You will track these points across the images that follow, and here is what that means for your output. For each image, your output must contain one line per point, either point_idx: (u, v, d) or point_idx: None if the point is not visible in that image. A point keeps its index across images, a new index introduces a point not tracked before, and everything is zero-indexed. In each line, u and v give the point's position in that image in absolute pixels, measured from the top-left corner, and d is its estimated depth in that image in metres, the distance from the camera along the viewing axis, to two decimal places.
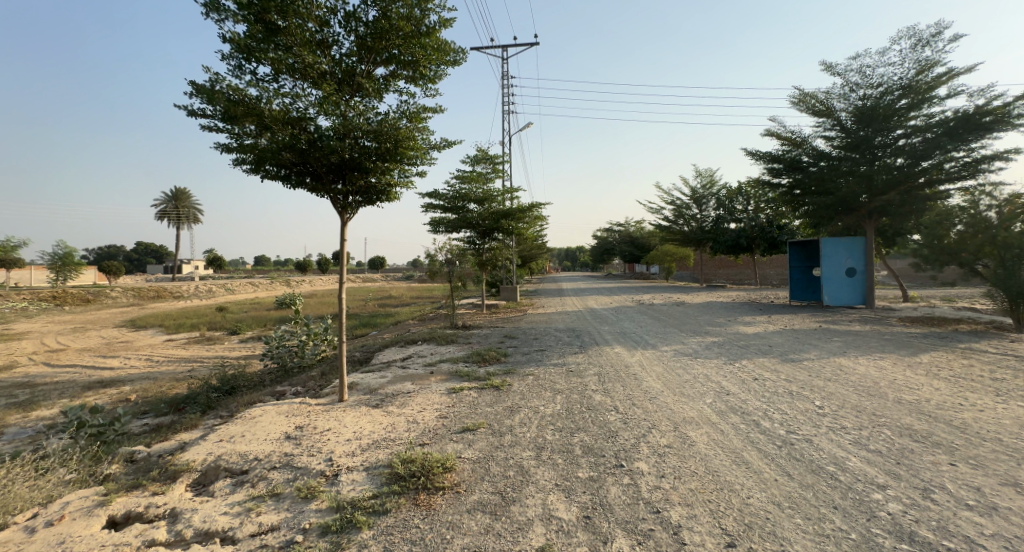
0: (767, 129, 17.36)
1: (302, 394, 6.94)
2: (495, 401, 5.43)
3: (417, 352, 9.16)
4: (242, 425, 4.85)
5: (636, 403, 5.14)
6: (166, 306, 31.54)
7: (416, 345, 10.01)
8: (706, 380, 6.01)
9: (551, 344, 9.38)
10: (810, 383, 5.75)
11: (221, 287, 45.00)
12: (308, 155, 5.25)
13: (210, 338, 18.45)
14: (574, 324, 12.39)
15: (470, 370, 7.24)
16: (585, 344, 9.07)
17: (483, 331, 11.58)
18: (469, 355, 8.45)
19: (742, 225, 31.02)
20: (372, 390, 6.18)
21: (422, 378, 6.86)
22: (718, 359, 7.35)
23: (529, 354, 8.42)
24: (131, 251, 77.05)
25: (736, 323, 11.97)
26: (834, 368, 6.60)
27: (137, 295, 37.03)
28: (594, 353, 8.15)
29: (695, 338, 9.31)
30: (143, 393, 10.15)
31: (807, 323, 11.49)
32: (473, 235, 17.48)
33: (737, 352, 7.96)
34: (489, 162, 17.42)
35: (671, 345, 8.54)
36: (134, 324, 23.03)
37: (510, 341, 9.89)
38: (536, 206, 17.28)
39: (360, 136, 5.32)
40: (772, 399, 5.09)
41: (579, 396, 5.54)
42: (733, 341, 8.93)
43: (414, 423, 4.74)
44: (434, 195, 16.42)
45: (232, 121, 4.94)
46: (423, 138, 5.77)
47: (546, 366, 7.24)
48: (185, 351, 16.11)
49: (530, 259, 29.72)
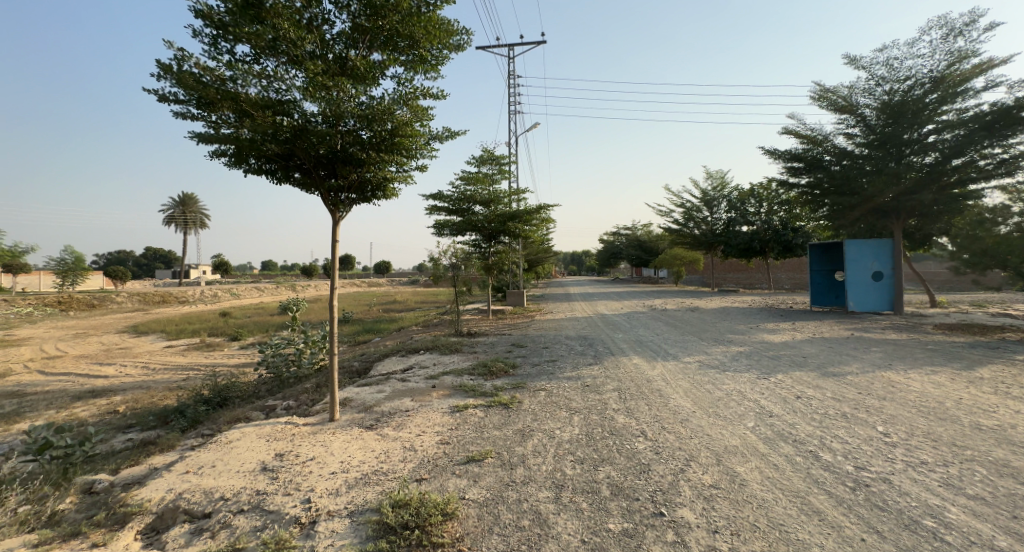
0: (786, 127, 16.63)
1: (292, 411, 6.32)
2: (504, 423, 4.79)
3: (419, 363, 8.53)
4: (215, 450, 4.23)
5: (667, 427, 4.47)
6: (171, 311, 31.18)
7: (419, 354, 9.38)
8: (742, 398, 5.33)
9: (563, 354, 8.72)
10: (863, 402, 5.07)
11: (227, 293, 44.70)
12: (295, 147, 4.67)
13: (210, 345, 17.93)
14: (586, 332, 11.73)
15: (476, 384, 6.60)
16: (599, 355, 8.40)
17: (490, 339, 10.94)
18: (474, 366, 7.81)
19: (755, 228, 30.16)
20: (367, 408, 5.55)
21: (422, 393, 6.22)
22: (750, 373, 6.67)
23: (539, 365, 7.77)
24: (140, 256, 77.33)
25: (760, 330, 11.24)
26: (884, 384, 5.91)
27: (142, 300, 36.77)
28: (611, 365, 7.48)
29: (719, 348, 8.61)
30: (131, 404, 9.57)
31: (837, 331, 10.74)
32: (479, 238, 16.87)
33: (769, 364, 7.27)
34: (495, 163, 16.86)
35: (694, 356, 7.87)
36: (135, 330, 22.61)
37: (518, 351, 9.24)
38: (544, 208, 16.65)
39: (355, 126, 4.75)
40: (825, 424, 4.42)
41: (600, 417, 4.88)
42: (761, 352, 8.22)
43: (411, 451, 4.09)
44: (438, 197, 15.86)
45: (209, 107, 4.35)
46: (423, 127, 5.20)
47: (559, 380, 6.58)
48: (184, 358, 15.57)
49: (537, 263, 29.06)
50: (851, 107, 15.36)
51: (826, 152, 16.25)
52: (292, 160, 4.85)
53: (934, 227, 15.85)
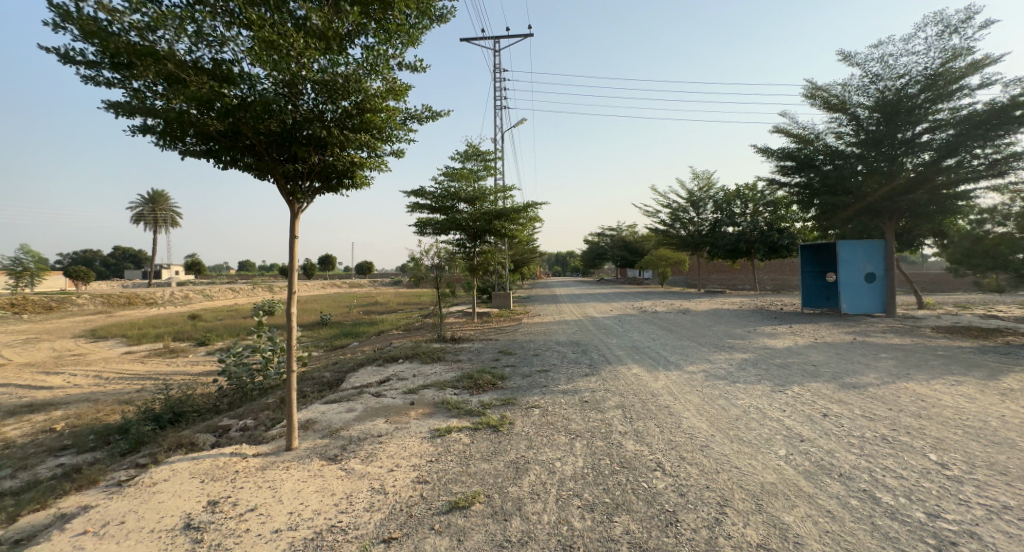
0: (778, 125, 16.24)
1: (246, 435, 5.45)
2: (495, 452, 4.06)
3: (397, 373, 7.74)
4: (133, 493, 3.36)
5: (687, 457, 3.79)
6: (136, 314, 29.47)
7: (398, 363, 8.57)
8: (762, 417, 4.70)
9: (556, 362, 8.01)
10: (899, 422, 4.50)
11: (199, 295, 42.83)
12: (241, 123, 3.84)
13: (173, 351, 16.66)
14: (578, 337, 11.05)
15: (460, 401, 5.85)
16: (595, 363, 7.73)
17: (475, 346, 10.18)
18: (458, 378, 7.05)
19: (741, 228, 30.04)
20: (333, 432, 4.76)
21: (399, 412, 5.44)
22: (763, 385, 6.07)
23: (531, 376, 7.05)
24: (107, 256, 74.38)
25: (759, 334, 10.73)
26: (911, 398, 5.36)
27: (106, 302, 34.87)
28: (609, 376, 6.81)
29: (722, 356, 8.02)
30: (72, 419, 8.47)
31: (839, 335, 10.30)
32: (463, 237, 16.09)
33: (779, 373, 6.69)
34: (480, 159, 16.11)
35: (698, 365, 7.26)
36: (94, 334, 21.20)
37: (506, 359, 8.51)
38: (532, 206, 15.95)
39: (313, 98, 3.94)
40: (868, 451, 3.80)
41: (606, 443, 4.18)
42: (768, 359, 7.67)
43: (380, 494, 3.31)
44: (420, 193, 15.03)
45: (127, 69, 3.44)
46: (399, 104, 4.41)
47: (554, 395, 5.87)
48: (142, 366, 14.34)
49: (522, 263, 28.37)
50: (843, 106, 15.04)
51: (818, 152, 15.91)
52: (238, 141, 4.01)
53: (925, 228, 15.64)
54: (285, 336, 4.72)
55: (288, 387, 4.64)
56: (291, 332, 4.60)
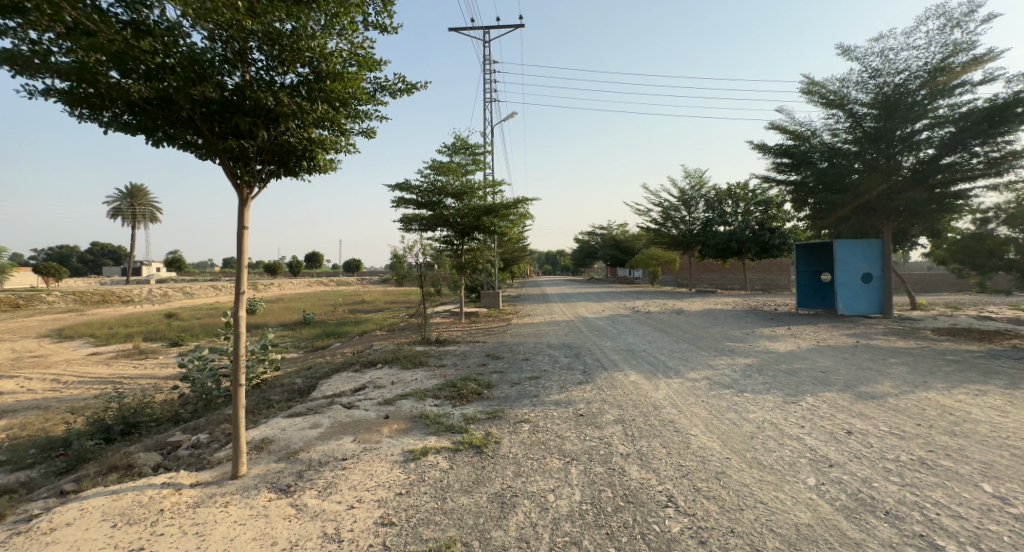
0: (773, 121, 15.88)
1: (194, 456, 4.80)
2: (477, 482, 3.47)
3: (374, 380, 7.11)
4: (21, 544, 2.72)
5: (702, 488, 3.25)
6: (110, 312, 28.36)
7: (376, 368, 7.94)
8: (781, 436, 4.15)
9: (547, 368, 7.45)
10: (935, 440, 3.98)
11: (177, 292, 41.57)
12: (173, 90, 3.22)
13: (143, 353, 15.79)
14: (569, 339, 10.52)
15: (441, 414, 5.26)
16: (589, 370, 7.17)
17: (461, 349, 9.56)
18: (440, 387, 6.45)
19: (733, 228, 29.77)
20: (290, 455, 4.13)
21: (371, 428, 4.83)
22: (772, 394, 5.55)
23: (519, 385, 6.45)
24: (84, 252, 72.44)
25: (759, 336, 10.28)
26: (938, 411, 4.85)
27: (79, 300, 33.65)
28: (605, 385, 6.23)
29: (724, 362, 7.49)
30: (14, 430, 7.70)
31: (842, 338, 9.87)
32: (451, 234, 15.46)
33: (789, 381, 6.17)
34: (469, 153, 15.48)
35: (699, 371, 6.76)
36: (61, 334, 20.17)
37: (494, 364, 7.94)
38: (522, 202, 15.36)
39: (263, 62, 3.33)
40: (910, 480, 3.25)
41: (606, 469, 3.61)
42: (772, 364, 7.18)
43: (333, 543, 2.69)
44: (406, 188, 14.35)
45: (21, 16, 2.79)
46: (370, 74, 3.88)
47: (546, 408, 5.30)
48: (107, 369, 13.50)
49: (512, 262, 27.81)
50: (841, 102, 14.69)
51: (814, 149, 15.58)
52: (171, 112, 3.37)
53: (921, 228, 15.36)
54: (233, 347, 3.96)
55: (235, 404, 3.91)
56: (238, 343, 3.89)
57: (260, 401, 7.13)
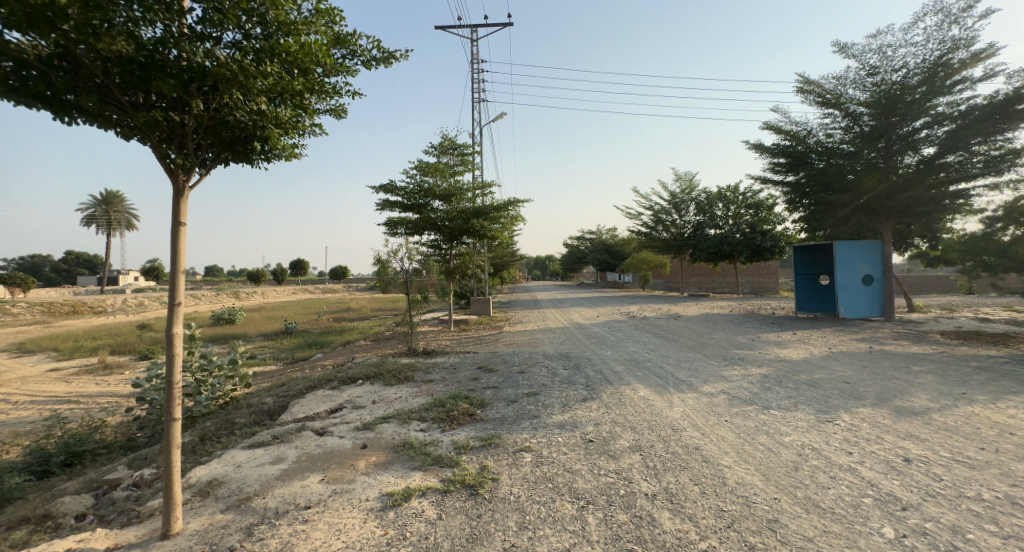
0: (767, 121, 15.45)
1: (130, 502, 4.04)
2: (473, 541, 2.77)
3: (354, 399, 6.38)
4: None
5: (755, 544, 2.59)
6: (80, 324, 27.16)
7: (357, 385, 7.20)
8: (829, 467, 3.51)
9: (546, 383, 6.79)
10: (1013, 470, 3.36)
11: (154, 301, 40.19)
12: (76, 44, 2.51)
13: (110, 368, 14.86)
14: (566, 348, 9.88)
15: (429, 442, 4.55)
16: (592, 384, 6.52)
17: (450, 361, 8.85)
18: (427, 407, 5.73)
19: (724, 231, 29.51)
20: (241, 505, 3.38)
21: (345, 462, 4.11)
22: (801, 409, 4.94)
23: (516, 404, 5.76)
24: (60, 262, 70.39)
25: (766, 343, 9.74)
26: (995, 429, 4.24)
27: (48, 312, 32.24)
28: (612, 402, 5.57)
29: (737, 372, 6.87)
30: None
31: (853, 344, 9.36)
32: (439, 239, 14.78)
33: (814, 393, 5.56)
34: (457, 153, 14.81)
35: (712, 384, 6.15)
36: (26, 349, 19.08)
37: (488, 378, 7.25)
38: (513, 204, 14.72)
39: (196, 12, 2.64)
40: (1009, 530, 2.61)
41: (632, 518, 2.93)
42: (790, 374, 6.59)
43: None
44: (391, 189, 13.62)
45: None
46: (336, 35, 3.27)
47: (548, 433, 4.62)
48: (69, 388, 12.58)
49: (501, 267, 27.23)
50: (838, 101, 14.17)
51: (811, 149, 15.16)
52: (78, 77, 2.66)
53: (920, 228, 15.01)
54: (165, 387, 3.09)
55: (166, 441, 3.09)
56: (171, 370, 3.12)
57: (223, 425, 6.35)
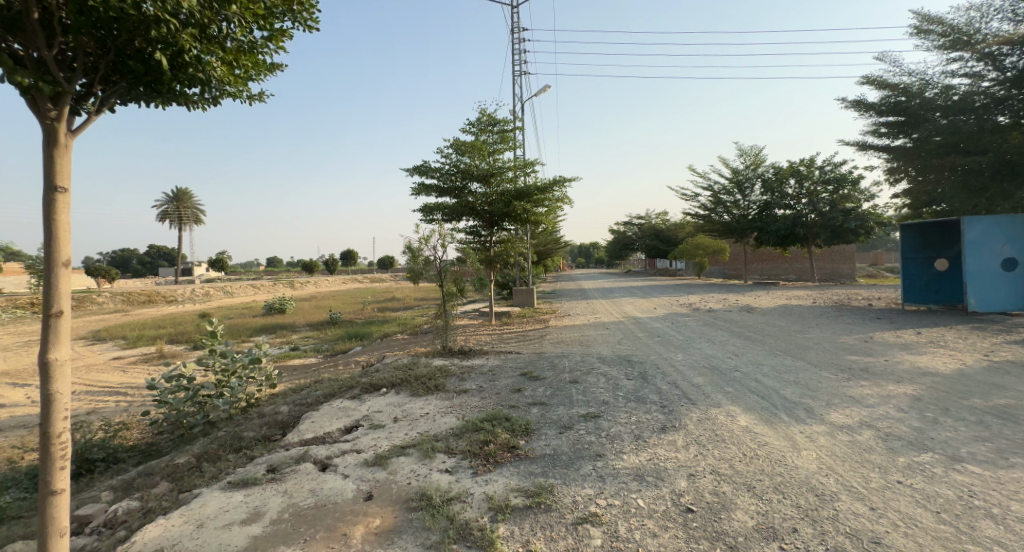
0: (867, 74, 13.00)
1: None
2: None
3: (372, 416, 5.30)
4: None
5: None
6: (150, 313, 28.57)
7: (379, 394, 6.11)
8: None
9: (608, 400, 5.39)
10: None
11: (219, 290, 42.08)
12: None
13: (162, 357, 14.95)
14: (627, 348, 8.41)
15: (456, 494, 3.32)
16: (670, 404, 5.03)
17: (489, 364, 7.58)
18: (457, 433, 4.49)
19: (797, 211, 26.76)
20: None
21: (336, 531, 2.93)
22: (1017, 462, 3.24)
23: (570, 432, 4.40)
24: (144, 254, 76.39)
25: (883, 346, 7.77)
26: None
27: (126, 301, 34.38)
28: (704, 438, 4.07)
29: (869, 392, 5.11)
30: None
31: (1009, 347, 7.21)
32: (478, 224, 13.60)
33: (1014, 432, 3.80)
34: (496, 129, 13.42)
35: (840, 411, 4.51)
36: (97, 337, 20.01)
37: (534, 390, 5.94)
38: (559, 182, 13.20)
39: None
40: None
41: None
42: (952, 396, 4.77)
43: None
44: (425, 171, 12.51)
45: None
46: None
47: (623, 490, 3.23)
48: (119, 380, 12.56)
49: (546, 253, 25.84)
50: (969, 40, 11.60)
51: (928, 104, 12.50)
52: None
53: None
54: (40, 453, 2.11)
55: (44, 525, 2.15)
56: (48, 416, 2.11)
57: (229, 440, 5.44)
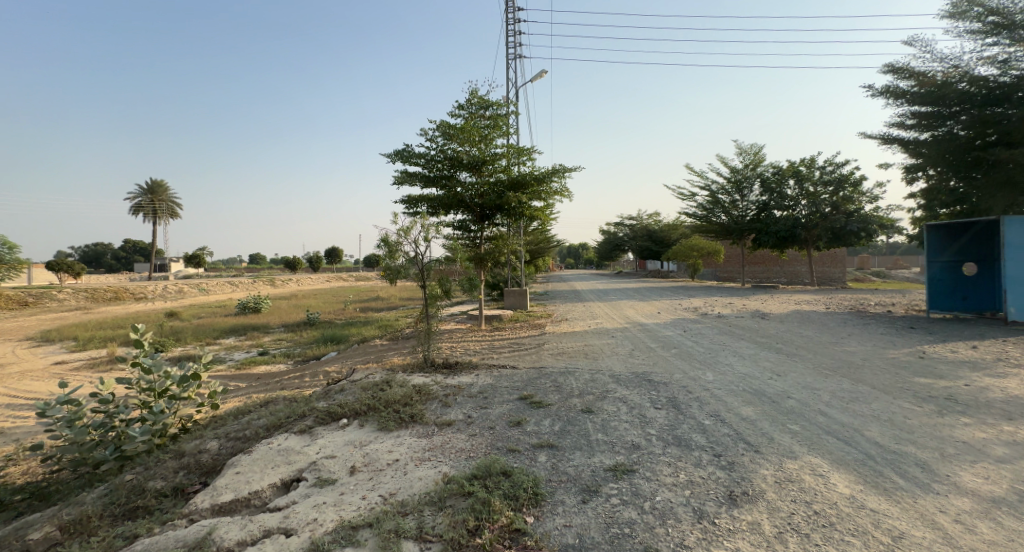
0: (894, 59, 11.95)
1: None
2: None
3: (320, 464, 3.89)
4: None
5: None
6: (114, 311, 26.56)
7: (337, 429, 4.69)
8: None
9: (639, 441, 4.05)
10: None
11: (193, 287, 39.97)
12: None
13: (106, 363, 13.18)
14: (642, 364, 7.08)
15: None
16: (729, 454, 3.70)
17: (478, 383, 6.22)
18: (433, 502, 3.10)
19: (798, 213, 25.77)
20: None
21: None
22: None
23: (599, 502, 3.05)
24: (120, 250, 73.37)
25: (946, 364, 6.56)
26: None
27: (90, 297, 32.24)
28: (803, 519, 2.75)
29: (986, 437, 3.85)
30: None
31: None
32: (467, 218, 12.22)
33: None
34: (488, 113, 11.99)
35: (974, 472, 3.21)
36: (46, 338, 18.11)
37: (537, 425, 4.55)
38: (557, 172, 11.85)
39: None
40: None
41: None
42: None
43: None
44: (408, 157, 11.09)
45: None
46: None
47: None
48: (50, 390, 10.85)
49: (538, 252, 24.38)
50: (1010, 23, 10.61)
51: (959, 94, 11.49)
52: None
53: None
54: None
55: None
56: None
57: (122, 495, 3.96)
